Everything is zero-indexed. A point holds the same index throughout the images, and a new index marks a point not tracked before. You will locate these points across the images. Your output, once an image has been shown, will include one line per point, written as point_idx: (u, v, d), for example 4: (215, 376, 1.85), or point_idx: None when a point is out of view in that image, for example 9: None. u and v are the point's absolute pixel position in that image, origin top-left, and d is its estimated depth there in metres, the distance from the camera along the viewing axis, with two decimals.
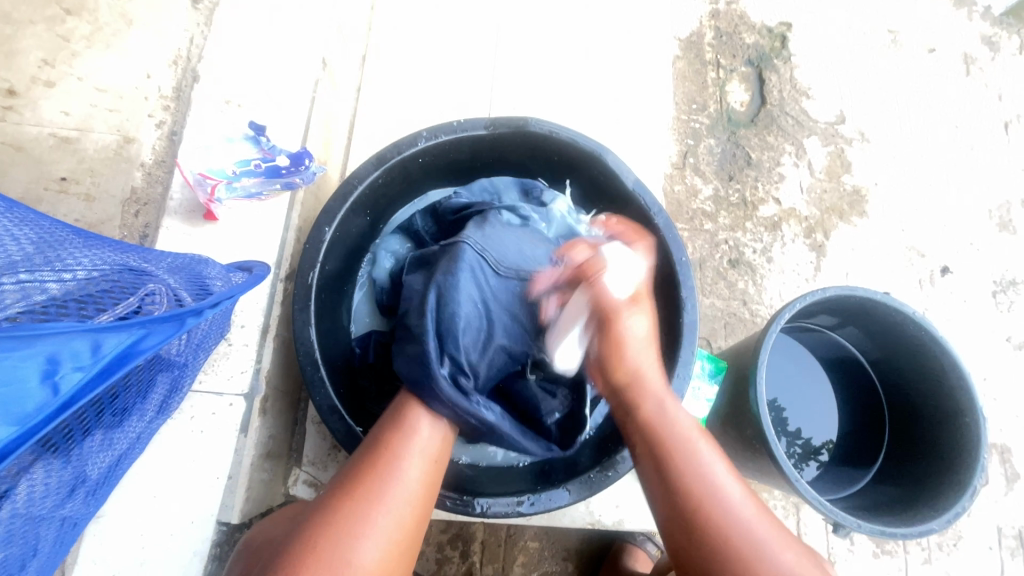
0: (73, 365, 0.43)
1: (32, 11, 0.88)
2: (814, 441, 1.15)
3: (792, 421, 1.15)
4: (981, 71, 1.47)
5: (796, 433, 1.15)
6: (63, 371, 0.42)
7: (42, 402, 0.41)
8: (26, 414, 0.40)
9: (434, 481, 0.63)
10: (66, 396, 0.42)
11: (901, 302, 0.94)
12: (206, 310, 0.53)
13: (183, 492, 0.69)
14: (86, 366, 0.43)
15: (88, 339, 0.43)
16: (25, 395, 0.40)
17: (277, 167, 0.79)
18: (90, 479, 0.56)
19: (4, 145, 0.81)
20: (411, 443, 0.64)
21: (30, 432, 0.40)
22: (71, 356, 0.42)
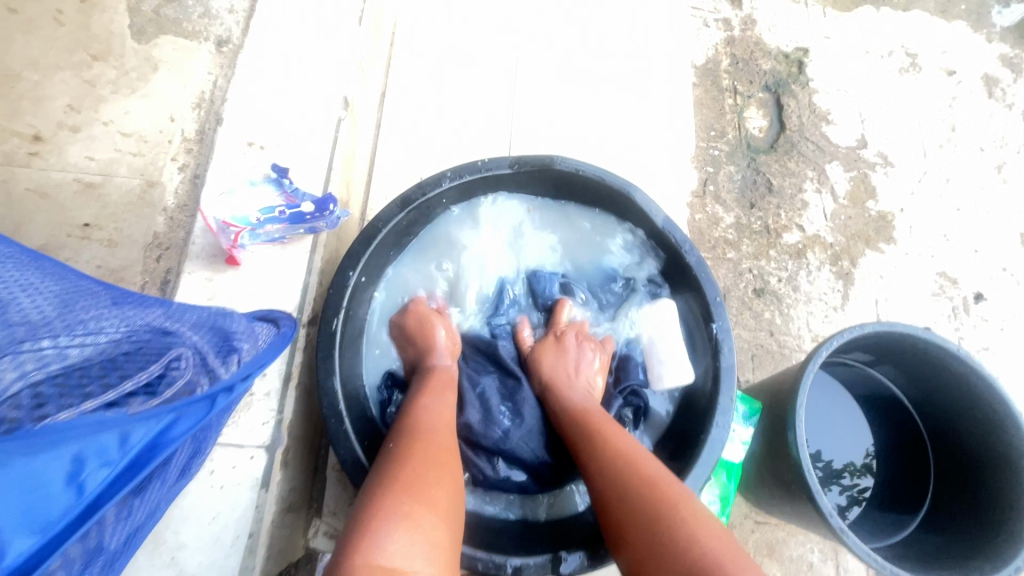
0: (99, 462, 0.40)
1: (58, 57, 0.88)
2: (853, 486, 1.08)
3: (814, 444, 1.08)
4: (1005, 92, 1.45)
5: (818, 456, 1.07)
6: (88, 470, 0.40)
7: (66, 506, 0.38)
8: (48, 521, 0.37)
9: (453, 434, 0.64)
10: (89, 497, 0.40)
11: (942, 337, 0.90)
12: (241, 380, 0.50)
13: (200, 553, 0.66)
14: (113, 462, 0.41)
15: (116, 432, 0.42)
16: (49, 499, 0.37)
17: (300, 214, 0.76)
18: (108, 551, 0.52)
19: (28, 192, 0.81)
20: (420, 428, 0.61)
21: (50, 544, 0.37)
22: (99, 453, 0.40)
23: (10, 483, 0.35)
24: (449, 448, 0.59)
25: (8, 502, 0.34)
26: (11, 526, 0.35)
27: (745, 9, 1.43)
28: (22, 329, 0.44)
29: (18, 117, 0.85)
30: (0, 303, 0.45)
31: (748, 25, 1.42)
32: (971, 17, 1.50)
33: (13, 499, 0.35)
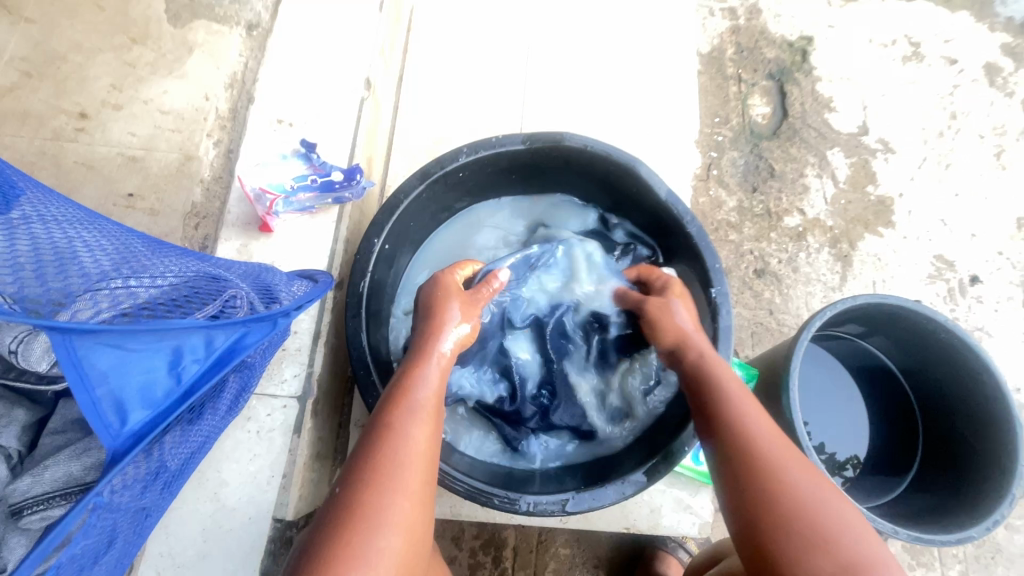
0: (192, 357, 0.49)
1: (102, 40, 0.95)
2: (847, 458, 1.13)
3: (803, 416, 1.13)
4: (1006, 81, 1.48)
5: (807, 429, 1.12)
6: (183, 363, 0.49)
7: (169, 388, 0.48)
8: (157, 399, 0.47)
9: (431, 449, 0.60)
10: (186, 385, 0.49)
11: (931, 308, 0.95)
12: (295, 311, 0.59)
13: (240, 491, 0.73)
14: (201, 360, 0.50)
15: (202, 335, 0.50)
16: (156, 381, 0.47)
17: (330, 181, 0.82)
18: (168, 471, 0.59)
19: (76, 165, 0.88)
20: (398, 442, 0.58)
21: (161, 415, 0.47)
22: (191, 350, 0.49)
23: (132, 363, 0.45)
24: (416, 482, 0.56)
25: (131, 377, 0.45)
26: (132, 397, 0.45)
27: None
28: (90, 277, 0.52)
29: (66, 96, 0.91)
30: (63, 254, 0.52)
31: (754, 15, 1.46)
32: (975, 7, 1.53)
33: (135, 376, 0.46)
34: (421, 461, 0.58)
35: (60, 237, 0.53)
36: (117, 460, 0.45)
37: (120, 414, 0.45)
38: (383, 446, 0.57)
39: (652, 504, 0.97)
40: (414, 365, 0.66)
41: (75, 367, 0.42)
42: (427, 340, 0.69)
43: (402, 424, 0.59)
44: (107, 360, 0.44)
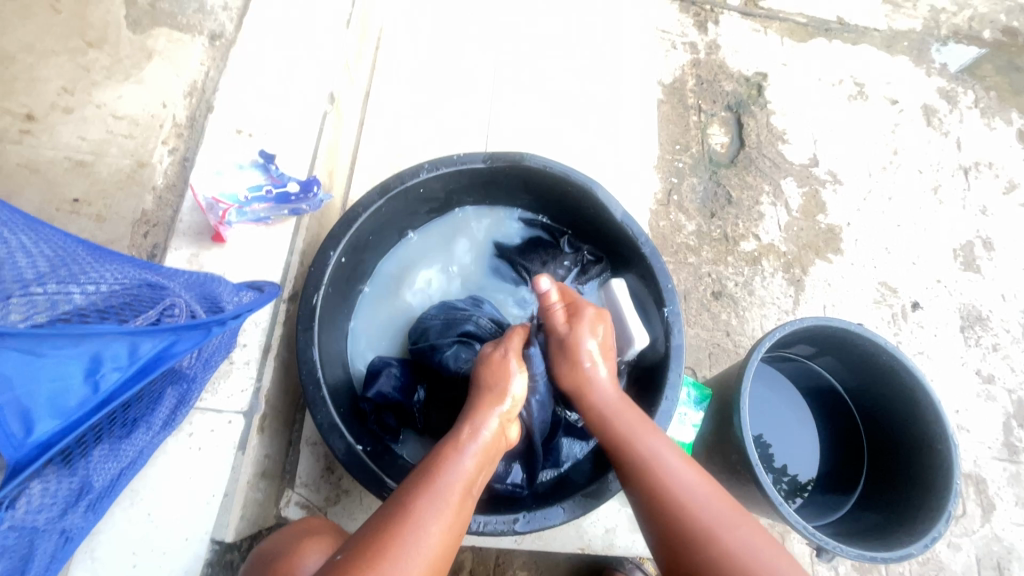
0: (113, 365, 0.48)
1: (55, 42, 0.92)
2: (801, 477, 1.15)
3: (756, 429, 1.16)
4: (941, 122, 1.59)
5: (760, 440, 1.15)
6: (103, 370, 0.48)
7: (83, 398, 0.47)
8: (68, 408, 0.46)
9: (457, 529, 0.59)
10: (104, 393, 0.48)
11: (873, 331, 1.00)
12: (232, 321, 0.57)
13: (174, 511, 0.69)
14: (123, 367, 0.49)
15: (126, 342, 0.49)
16: (68, 390, 0.46)
17: (286, 193, 0.82)
18: (94, 490, 0.56)
19: (18, 168, 0.84)
20: (426, 515, 0.57)
21: (72, 424, 0.47)
22: (113, 357, 0.48)
23: (39, 371, 0.44)
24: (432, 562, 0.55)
25: (38, 385, 0.44)
26: (40, 408, 0.44)
27: (711, 35, 1.55)
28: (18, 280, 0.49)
29: (12, 97, 0.88)
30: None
31: (713, 50, 1.54)
32: (913, 53, 1.65)
33: (41, 385, 0.44)
34: (433, 555, 0.56)
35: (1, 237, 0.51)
36: (20, 470, 0.44)
37: (25, 423, 0.44)
38: (397, 536, 0.55)
39: (607, 522, 0.97)
40: (450, 447, 0.65)
41: None
42: (470, 420, 0.69)
43: (424, 511, 0.58)
44: (12, 365, 0.42)
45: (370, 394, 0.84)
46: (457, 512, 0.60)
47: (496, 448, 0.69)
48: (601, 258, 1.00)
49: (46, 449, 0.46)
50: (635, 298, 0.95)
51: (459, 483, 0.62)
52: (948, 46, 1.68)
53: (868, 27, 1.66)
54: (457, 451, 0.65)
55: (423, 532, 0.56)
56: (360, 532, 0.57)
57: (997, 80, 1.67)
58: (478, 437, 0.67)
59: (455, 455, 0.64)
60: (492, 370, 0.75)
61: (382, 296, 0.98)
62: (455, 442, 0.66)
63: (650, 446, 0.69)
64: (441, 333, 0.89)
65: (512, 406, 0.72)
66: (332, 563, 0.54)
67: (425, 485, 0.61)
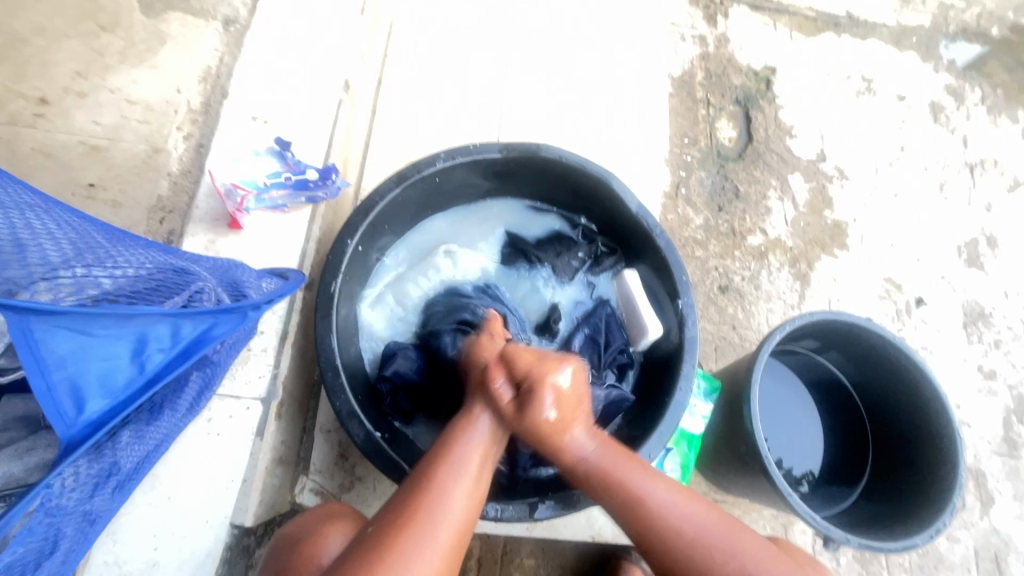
0: (157, 346, 0.49)
1: (67, 25, 0.91)
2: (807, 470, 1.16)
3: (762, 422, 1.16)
4: (948, 119, 1.60)
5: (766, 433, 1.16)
6: (148, 351, 0.48)
7: (130, 378, 0.47)
8: (116, 388, 0.46)
9: (479, 492, 0.63)
10: (149, 374, 0.48)
11: (881, 325, 1.00)
12: (265, 305, 0.58)
13: (194, 495, 0.70)
14: (166, 348, 0.49)
15: (169, 323, 0.49)
16: (116, 370, 0.46)
17: (305, 180, 0.82)
18: (121, 472, 0.57)
19: (32, 151, 0.84)
20: (450, 483, 0.60)
21: (119, 404, 0.46)
22: (156, 338, 0.49)
23: (89, 350, 0.44)
24: (459, 519, 0.58)
25: (88, 364, 0.44)
26: (90, 386, 0.44)
27: (720, 28, 1.55)
28: (47, 265, 0.50)
29: (25, 80, 0.87)
30: (22, 241, 0.50)
31: (722, 44, 1.53)
32: (921, 50, 1.65)
33: (92, 364, 0.45)
34: (459, 520, 0.59)
35: (26, 221, 0.51)
36: (71, 449, 0.44)
37: (76, 401, 0.44)
38: (424, 501, 0.58)
39: None
40: (466, 420, 0.68)
41: (30, 347, 0.41)
42: (480, 390, 0.72)
43: (444, 480, 0.61)
44: (66, 343, 0.43)
45: (386, 376, 0.85)
46: (479, 477, 0.63)
47: (510, 414, 0.72)
48: (614, 249, 1.00)
49: (95, 429, 0.46)
50: (648, 290, 0.95)
51: (477, 451, 0.65)
52: (956, 43, 1.68)
53: (877, 23, 1.65)
54: (474, 420, 0.68)
55: (449, 498, 0.59)
56: (388, 501, 0.60)
57: (1004, 78, 1.67)
58: (491, 405, 0.70)
59: (472, 424, 0.68)
60: (489, 350, 0.78)
61: (394, 284, 0.97)
62: (471, 416, 0.69)
63: (634, 485, 0.65)
64: (458, 324, 0.89)
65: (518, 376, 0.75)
66: (363, 534, 0.58)
67: (444, 456, 0.64)
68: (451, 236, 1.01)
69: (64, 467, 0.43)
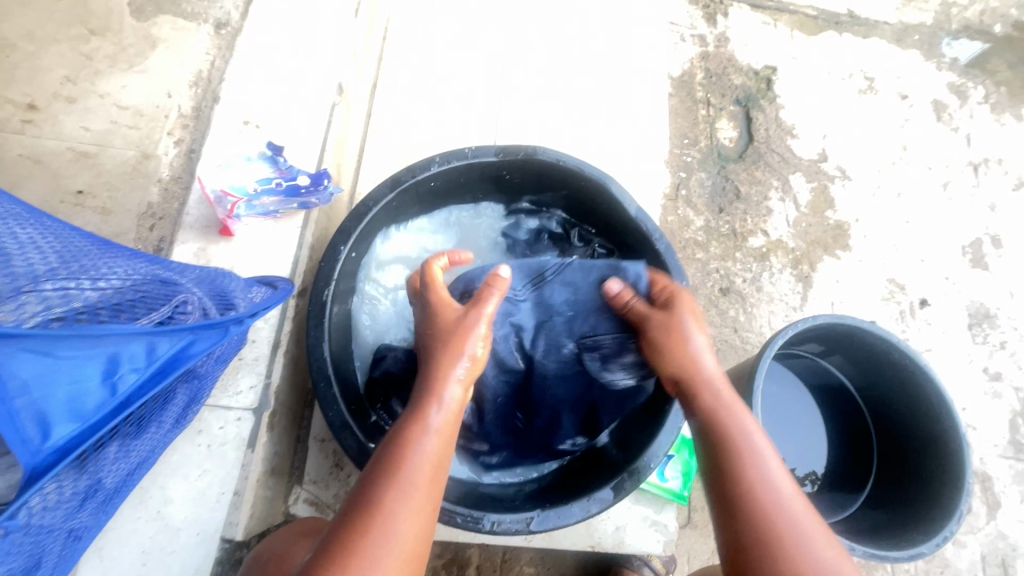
0: (131, 366, 0.48)
1: (56, 30, 0.90)
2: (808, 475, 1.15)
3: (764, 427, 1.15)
4: (951, 117, 1.58)
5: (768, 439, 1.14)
6: (121, 372, 0.48)
7: (100, 401, 0.46)
8: (86, 411, 0.46)
9: (430, 513, 0.57)
10: (122, 396, 0.48)
11: (885, 329, 0.98)
12: (249, 319, 0.58)
13: (184, 509, 0.68)
14: (141, 368, 0.49)
15: (144, 342, 0.49)
16: (86, 392, 0.45)
17: (296, 186, 0.81)
18: (105, 490, 0.55)
19: (20, 158, 0.82)
20: (394, 508, 0.54)
21: (89, 428, 0.46)
22: (130, 358, 0.48)
23: (58, 373, 0.43)
24: (407, 547, 0.53)
25: (56, 388, 0.43)
26: (58, 411, 0.44)
27: (720, 27, 1.53)
28: (23, 280, 0.48)
29: (13, 85, 0.86)
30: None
31: (722, 43, 1.52)
32: (924, 47, 1.63)
33: (61, 388, 0.44)
34: (406, 539, 0.54)
35: (3, 236, 0.49)
36: (36, 478, 0.43)
37: (42, 428, 0.43)
38: (366, 531, 0.52)
39: (617, 520, 0.96)
40: (413, 427, 0.61)
41: None
42: (431, 395, 0.64)
43: (390, 500, 0.55)
44: (31, 367, 0.42)
45: (377, 379, 0.85)
46: (428, 494, 0.57)
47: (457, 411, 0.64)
48: (610, 250, 0.99)
49: (63, 456, 0.45)
50: None
51: (426, 467, 0.58)
52: (959, 40, 1.66)
53: (878, 21, 1.64)
54: (420, 428, 0.61)
55: (393, 526, 0.53)
56: (329, 529, 0.54)
57: (1008, 75, 1.65)
58: (441, 411, 0.63)
59: (416, 433, 0.60)
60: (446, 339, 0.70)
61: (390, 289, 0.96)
62: (418, 422, 0.61)
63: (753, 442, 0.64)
64: None
65: (471, 367, 0.68)
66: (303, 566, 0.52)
67: (390, 474, 0.57)
68: (447, 239, 1.00)
69: (28, 496, 0.42)
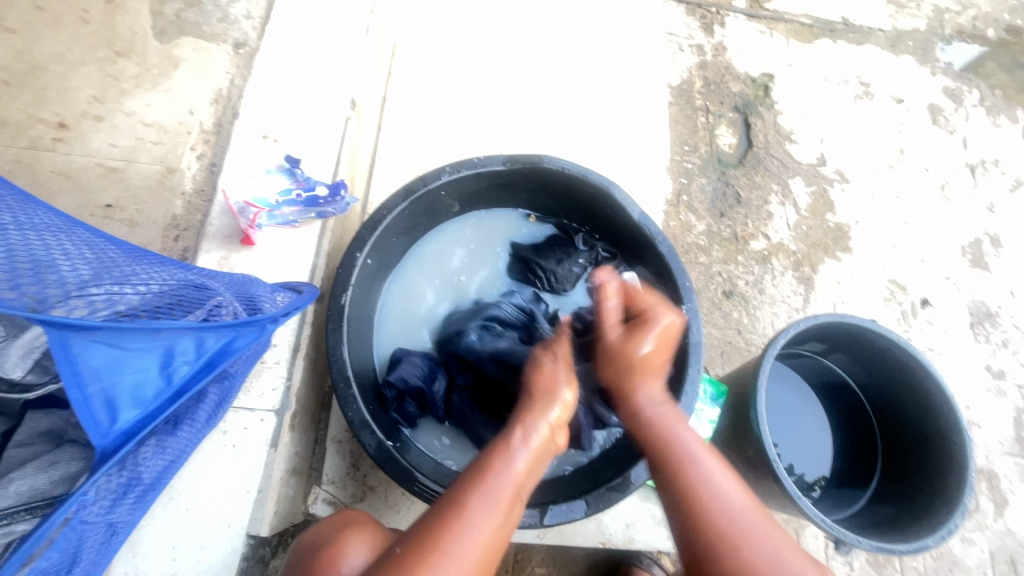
0: (184, 359, 0.52)
1: (85, 53, 0.95)
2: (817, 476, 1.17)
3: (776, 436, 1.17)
4: (947, 120, 1.61)
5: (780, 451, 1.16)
6: (175, 364, 0.52)
7: (158, 390, 0.50)
8: (146, 399, 0.49)
9: (509, 524, 0.60)
10: (175, 385, 0.52)
11: (885, 327, 1.01)
12: (282, 317, 0.62)
13: (211, 506, 0.71)
14: (192, 361, 0.53)
15: (194, 338, 0.53)
16: (146, 382, 0.49)
17: (315, 197, 0.84)
18: (142, 483, 0.58)
19: (52, 175, 0.87)
20: (479, 515, 0.58)
21: (150, 415, 0.50)
22: (183, 352, 0.52)
23: (124, 364, 0.48)
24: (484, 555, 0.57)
25: (121, 377, 0.47)
26: (123, 398, 0.48)
27: (717, 37, 1.57)
28: (68, 286, 0.52)
29: (45, 106, 0.91)
30: (40, 263, 0.52)
31: (720, 52, 1.56)
32: (918, 53, 1.67)
33: (127, 377, 0.48)
34: (486, 547, 0.57)
35: (38, 243, 0.53)
36: (107, 457, 0.47)
37: (110, 413, 0.47)
38: (452, 531, 0.56)
39: (627, 518, 0.98)
40: (506, 445, 0.64)
41: (68, 363, 0.44)
42: (523, 421, 0.67)
43: (475, 511, 0.58)
44: (101, 358, 0.46)
45: (392, 381, 0.87)
46: (510, 513, 0.60)
47: (555, 440, 0.68)
48: (617, 257, 1.01)
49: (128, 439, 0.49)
50: None
51: (512, 485, 0.61)
52: (952, 45, 1.70)
53: (872, 27, 1.68)
54: (516, 447, 0.64)
55: (476, 530, 0.57)
56: (416, 523, 0.58)
57: (1002, 79, 1.69)
58: (532, 437, 0.66)
59: (512, 453, 0.64)
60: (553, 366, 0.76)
61: (402, 293, 0.99)
62: (515, 444, 0.65)
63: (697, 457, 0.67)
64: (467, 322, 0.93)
65: (562, 411, 0.69)
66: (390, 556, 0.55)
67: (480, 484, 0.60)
68: (458, 246, 1.03)
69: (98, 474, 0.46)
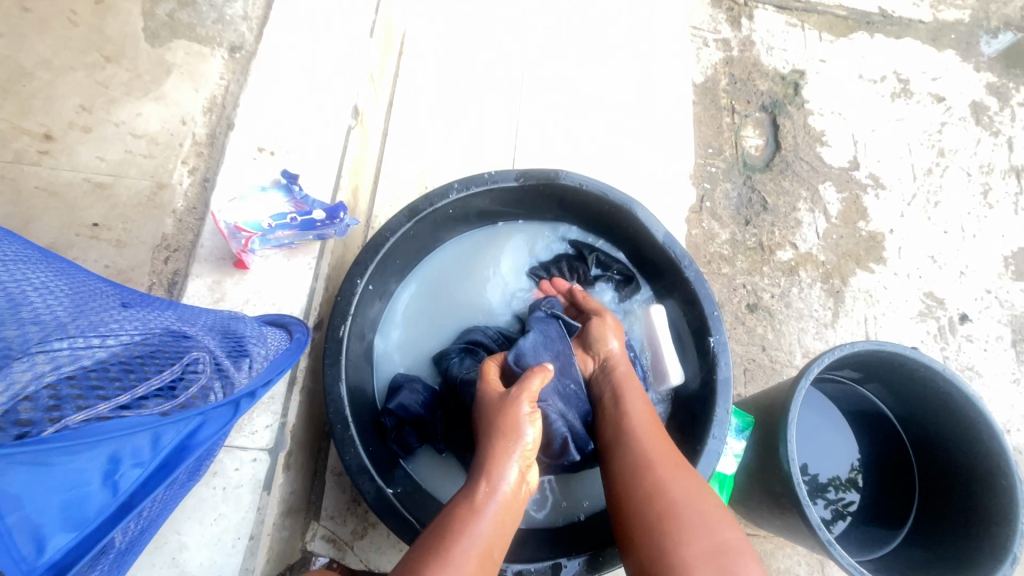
0: (134, 463, 0.44)
1: (71, 58, 0.89)
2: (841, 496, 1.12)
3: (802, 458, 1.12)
4: (991, 119, 1.49)
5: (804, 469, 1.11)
6: (124, 469, 0.43)
7: (102, 503, 0.42)
8: (86, 517, 0.41)
9: None
10: (123, 494, 0.44)
11: (928, 356, 0.92)
12: (259, 390, 0.57)
13: (198, 557, 0.66)
14: (144, 463, 0.45)
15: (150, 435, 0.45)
16: (86, 498, 0.41)
17: (312, 220, 0.78)
18: (116, 547, 0.51)
19: (37, 191, 0.81)
20: None
21: (87, 537, 0.42)
22: (134, 454, 0.44)
23: (57, 482, 0.39)
24: None
25: (49, 501, 0.38)
26: (51, 524, 0.39)
27: (744, 31, 1.47)
28: (36, 327, 0.45)
29: (30, 116, 0.85)
30: (12, 299, 0.45)
31: (747, 47, 1.45)
32: (962, 46, 1.55)
33: (59, 497, 0.39)
34: None
35: (7, 280, 0.46)
36: None
37: (35, 542, 0.38)
38: None
39: None
40: (467, 508, 0.60)
41: None
42: (486, 474, 0.63)
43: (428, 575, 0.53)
44: (24, 482, 0.37)
45: (392, 408, 0.81)
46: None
47: (519, 496, 0.63)
48: (636, 278, 0.94)
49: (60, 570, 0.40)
50: (676, 322, 0.89)
51: (475, 557, 0.56)
52: (999, 37, 1.57)
53: (912, 19, 1.56)
54: (479, 509, 0.60)
55: None
56: None
57: None
58: (495, 494, 0.61)
59: (476, 514, 0.59)
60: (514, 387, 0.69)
61: (406, 313, 0.93)
62: (476, 507, 0.60)
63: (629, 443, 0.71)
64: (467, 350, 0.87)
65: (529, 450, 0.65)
66: None
67: (439, 553, 0.55)
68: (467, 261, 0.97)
69: None
